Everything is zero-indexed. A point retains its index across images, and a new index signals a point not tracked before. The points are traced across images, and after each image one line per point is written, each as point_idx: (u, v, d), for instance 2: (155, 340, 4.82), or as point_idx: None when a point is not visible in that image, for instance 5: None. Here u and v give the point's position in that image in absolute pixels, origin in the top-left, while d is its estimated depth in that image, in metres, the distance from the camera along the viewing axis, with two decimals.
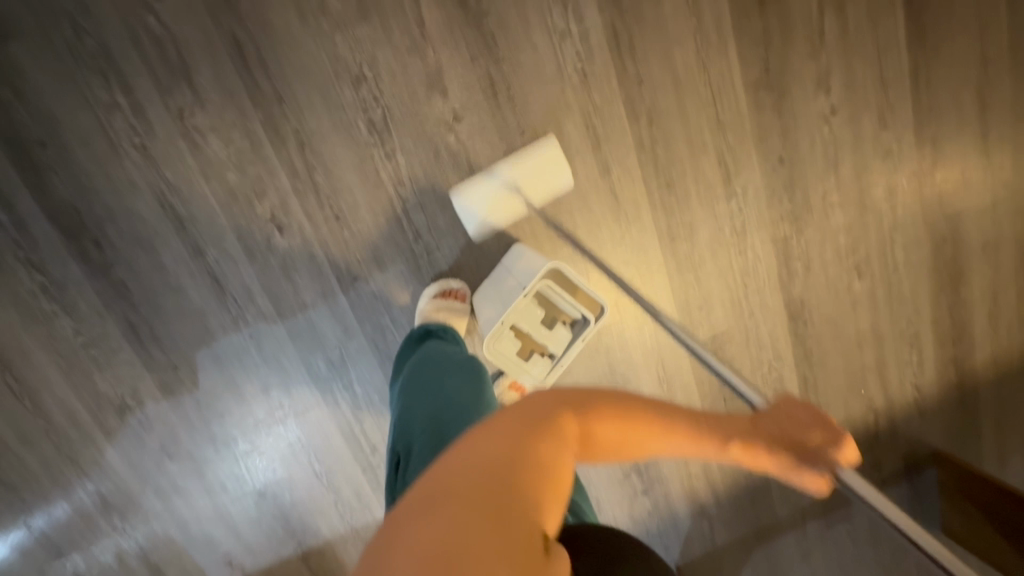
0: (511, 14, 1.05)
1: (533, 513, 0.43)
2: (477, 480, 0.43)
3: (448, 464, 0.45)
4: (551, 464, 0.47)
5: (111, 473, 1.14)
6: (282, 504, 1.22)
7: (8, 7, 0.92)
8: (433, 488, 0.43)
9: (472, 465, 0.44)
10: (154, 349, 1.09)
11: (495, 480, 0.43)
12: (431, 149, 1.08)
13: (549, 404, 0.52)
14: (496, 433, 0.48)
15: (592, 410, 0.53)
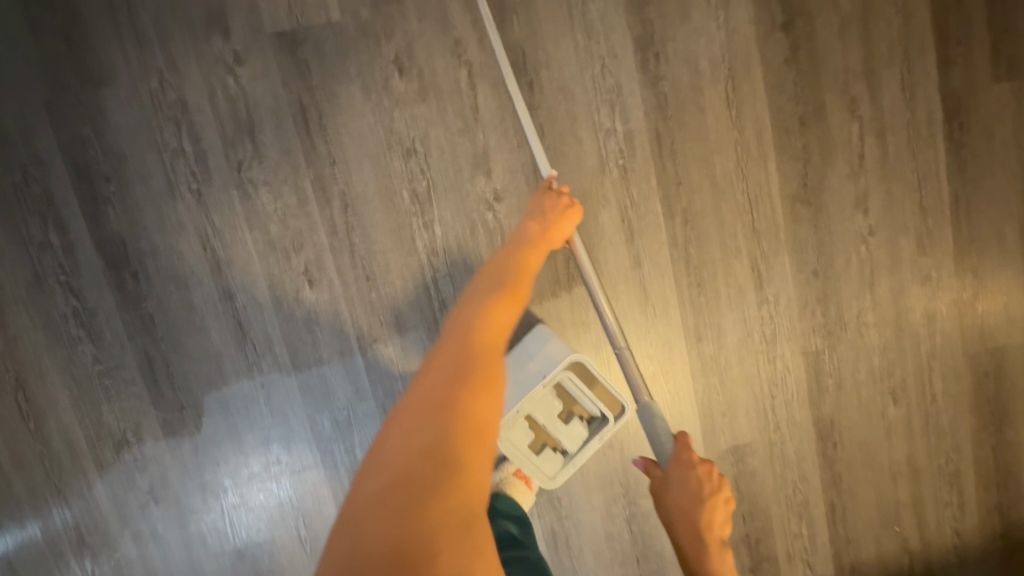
0: (561, 109, 1.11)
1: (475, 463, 0.49)
2: (421, 464, 0.48)
3: (400, 435, 0.50)
4: (480, 415, 0.51)
5: (93, 509, 1.10)
6: (259, 569, 1.14)
7: (106, 57, 1.01)
8: (392, 470, 0.48)
9: (410, 454, 0.48)
10: (165, 387, 1.08)
11: (448, 438, 0.49)
12: (468, 224, 1.11)
13: (463, 338, 0.57)
14: (430, 398, 0.52)
15: (501, 318, 0.60)
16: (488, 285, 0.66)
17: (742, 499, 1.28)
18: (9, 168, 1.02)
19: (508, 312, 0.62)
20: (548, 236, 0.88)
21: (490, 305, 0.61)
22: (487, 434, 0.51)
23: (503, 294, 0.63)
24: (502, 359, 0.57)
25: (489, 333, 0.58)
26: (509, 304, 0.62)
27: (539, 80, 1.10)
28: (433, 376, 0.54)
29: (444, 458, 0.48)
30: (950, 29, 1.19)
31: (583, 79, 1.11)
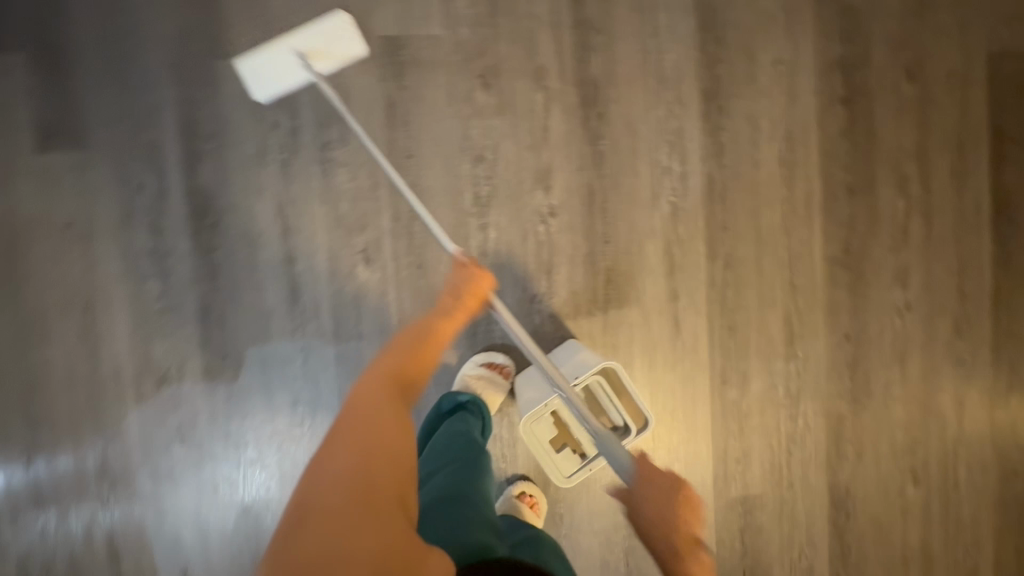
0: (624, 142, 1.19)
1: (376, 486, 0.64)
2: (331, 492, 0.63)
3: (316, 476, 0.65)
4: (377, 452, 0.67)
5: (123, 438, 1.15)
6: (261, 527, 1.17)
7: (232, 33, 1.14)
8: (311, 499, 0.63)
9: (324, 488, 0.64)
10: (214, 334, 1.15)
11: (351, 475, 0.64)
12: (520, 232, 1.18)
13: (361, 397, 0.74)
14: (337, 446, 0.68)
15: (392, 386, 0.76)
16: (385, 357, 0.80)
17: (747, 555, 1.25)
18: (126, 113, 1.13)
19: (396, 376, 0.78)
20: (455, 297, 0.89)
21: (382, 377, 0.77)
22: (385, 461, 0.67)
23: (393, 364, 0.79)
24: (392, 413, 0.72)
25: (381, 396, 0.74)
26: (397, 369, 0.78)
27: (608, 114, 1.18)
28: (335, 438, 0.69)
29: (351, 488, 0.63)
30: (1005, 128, 1.24)
31: (649, 119, 1.19)
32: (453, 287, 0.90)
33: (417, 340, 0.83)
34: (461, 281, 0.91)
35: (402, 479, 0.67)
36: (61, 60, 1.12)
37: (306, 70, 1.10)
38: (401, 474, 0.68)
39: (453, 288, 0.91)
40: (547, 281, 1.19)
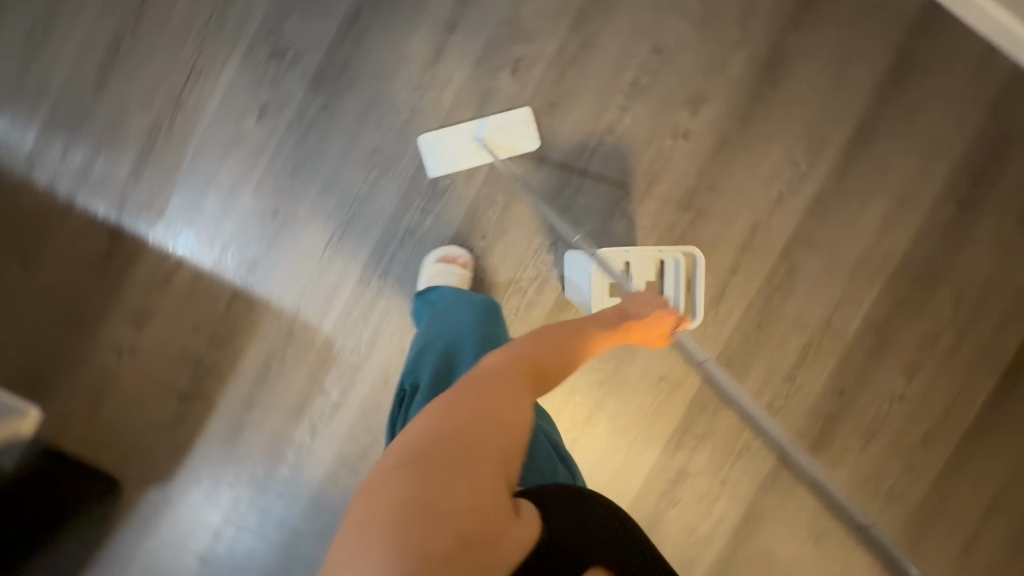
0: (776, 118, 1.25)
1: (486, 452, 0.59)
2: (439, 442, 0.58)
3: (427, 421, 0.60)
4: (498, 420, 0.61)
5: (210, 80, 1.13)
6: (278, 235, 1.17)
7: None
8: (417, 442, 0.58)
9: (433, 433, 0.58)
10: (346, 45, 1.15)
11: (466, 431, 0.59)
12: (650, 134, 1.22)
13: (491, 365, 0.68)
14: (456, 399, 0.63)
15: (528, 369, 0.69)
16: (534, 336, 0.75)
17: (652, 515, 1.34)
18: None
19: (540, 364, 0.71)
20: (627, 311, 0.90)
21: (530, 357, 0.71)
22: (497, 432, 0.61)
23: (543, 351, 0.73)
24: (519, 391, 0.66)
25: (520, 374, 0.68)
26: (542, 353, 0.73)
27: (779, 86, 1.24)
28: (457, 395, 0.63)
29: (460, 443, 0.58)
30: None
31: (807, 112, 1.26)
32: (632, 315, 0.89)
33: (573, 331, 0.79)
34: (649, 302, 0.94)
35: (506, 458, 0.61)
36: None
37: (486, 155, 1.18)
38: (507, 456, 0.61)
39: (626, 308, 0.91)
40: (644, 189, 1.24)
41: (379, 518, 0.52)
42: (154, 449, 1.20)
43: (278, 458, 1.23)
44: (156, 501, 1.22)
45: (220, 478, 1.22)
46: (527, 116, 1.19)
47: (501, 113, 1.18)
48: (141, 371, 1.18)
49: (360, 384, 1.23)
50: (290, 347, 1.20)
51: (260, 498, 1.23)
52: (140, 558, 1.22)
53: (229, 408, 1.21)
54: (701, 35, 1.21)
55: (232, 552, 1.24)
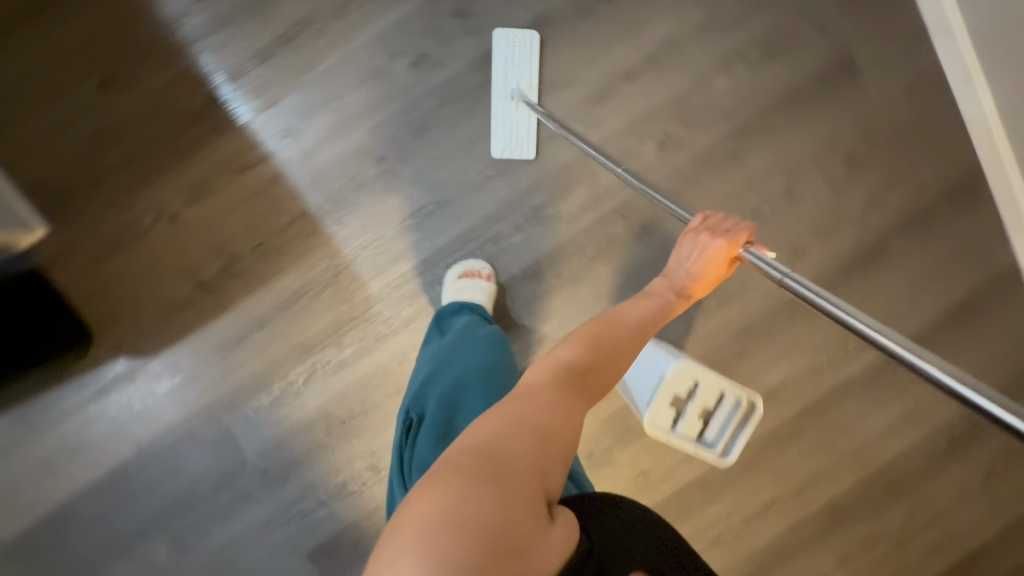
0: (855, 300, 1.30)
1: (520, 461, 0.59)
2: (474, 452, 0.58)
3: (466, 434, 0.61)
4: (531, 428, 0.62)
5: (383, 5, 1.08)
6: (372, 181, 1.13)
7: None
8: (454, 456, 0.58)
9: (470, 446, 0.59)
10: (527, 42, 1.12)
11: (501, 442, 0.60)
12: (744, 262, 1.26)
13: (529, 378, 0.70)
14: (493, 413, 0.64)
15: (567, 375, 0.70)
16: (580, 338, 0.76)
17: None
18: None
19: (584, 371, 0.72)
20: (675, 269, 0.95)
21: (575, 361, 0.72)
22: (531, 440, 0.61)
23: (588, 357, 0.73)
24: (557, 398, 0.66)
25: (561, 383, 0.69)
26: (588, 357, 0.74)
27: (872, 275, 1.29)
28: (498, 408, 0.65)
29: (497, 454, 0.58)
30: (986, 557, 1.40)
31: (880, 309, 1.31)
32: (679, 274, 0.93)
33: (624, 329, 0.80)
34: (688, 241, 0.96)
35: (542, 467, 0.61)
36: None
37: (524, 103, 1.11)
38: (543, 464, 0.61)
39: (675, 267, 0.95)
40: (712, 304, 1.28)
41: (407, 526, 0.52)
42: (145, 322, 1.13)
43: (262, 386, 1.18)
44: (120, 372, 1.14)
45: (195, 375, 1.17)
46: (517, 35, 1.11)
47: (501, 57, 1.11)
48: (172, 244, 1.11)
49: (376, 355, 1.19)
50: (328, 290, 1.16)
51: (227, 414, 1.19)
52: (77, 417, 1.15)
53: (239, 318, 1.15)
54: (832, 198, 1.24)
55: (171, 451, 1.19)
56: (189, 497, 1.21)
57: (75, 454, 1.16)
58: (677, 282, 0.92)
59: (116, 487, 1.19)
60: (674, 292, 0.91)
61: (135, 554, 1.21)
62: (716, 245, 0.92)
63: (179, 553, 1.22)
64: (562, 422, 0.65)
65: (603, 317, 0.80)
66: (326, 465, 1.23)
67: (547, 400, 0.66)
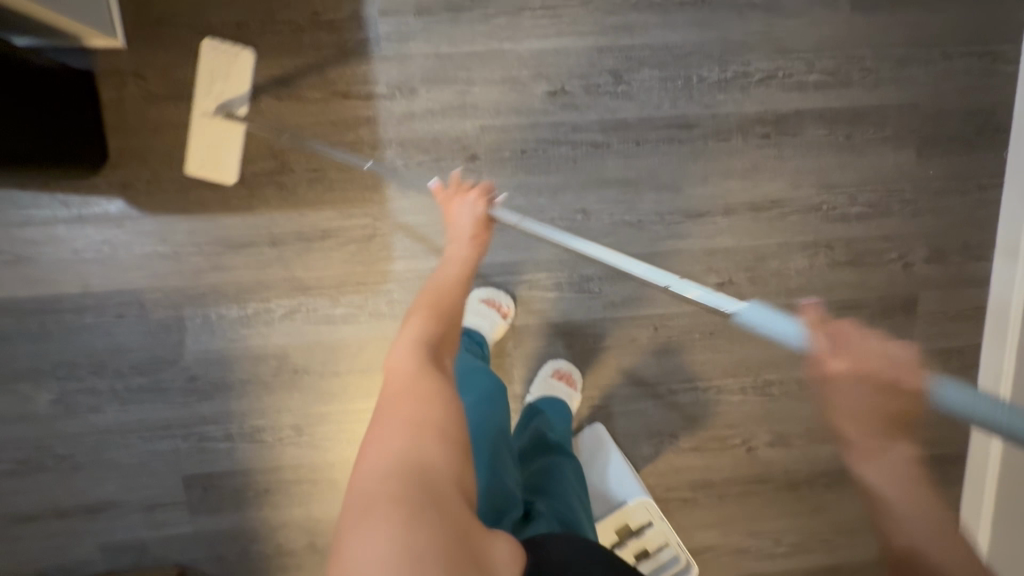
0: (804, 508, 1.31)
1: (438, 468, 0.60)
2: (390, 479, 0.58)
3: (373, 462, 0.60)
4: (428, 426, 0.63)
5: (556, 24, 1.06)
6: (453, 170, 1.09)
7: (940, 162, 1.19)
8: (372, 489, 0.58)
9: (383, 473, 0.59)
10: (657, 131, 1.12)
11: (415, 457, 0.60)
12: (732, 424, 1.26)
13: (398, 374, 0.69)
14: (387, 429, 0.63)
15: (429, 359, 0.71)
16: (418, 316, 0.77)
17: None
18: (879, 54, 1.14)
19: (437, 343, 0.74)
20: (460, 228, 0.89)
21: (426, 336, 0.74)
22: (436, 438, 0.62)
23: (435, 330, 0.75)
24: (428, 382, 0.68)
25: (425, 362, 0.70)
26: (436, 338, 0.74)
27: (833, 494, 1.31)
28: (383, 420, 0.64)
29: (413, 467, 0.59)
30: None
31: (825, 529, 1.32)
32: (476, 233, 0.89)
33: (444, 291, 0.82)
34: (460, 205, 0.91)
35: (455, 459, 0.63)
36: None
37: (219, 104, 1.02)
38: (456, 462, 0.62)
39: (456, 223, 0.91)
40: (685, 446, 1.26)
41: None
42: (164, 180, 1.05)
43: (239, 298, 1.11)
44: (109, 210, 1.06)
45: (177, 253, 1.08)
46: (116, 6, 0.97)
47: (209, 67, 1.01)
48: (233, 123, 1.05)
49: (364, 328, 1.14)
50: (354, 245, 1.10)
51: (189, 306, 1.11)
52: (40, 231, 1.06)
53: (255, 225, 1.08)
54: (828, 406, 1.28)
55: (113, 312, 1.10)
56: (103, 365, 1.12)
57: (17, 265, 1.06)
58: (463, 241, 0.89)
59: (37, 318, 1.09)
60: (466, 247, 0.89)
61: (20, 390, 1.11)
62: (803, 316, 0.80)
63: (63, 412, 1.13)
64: (451, 406, 0.67)
65: (425, 292, 0.82)
66: (255, 403, 1.16)
67: (429, 391, 0.67)
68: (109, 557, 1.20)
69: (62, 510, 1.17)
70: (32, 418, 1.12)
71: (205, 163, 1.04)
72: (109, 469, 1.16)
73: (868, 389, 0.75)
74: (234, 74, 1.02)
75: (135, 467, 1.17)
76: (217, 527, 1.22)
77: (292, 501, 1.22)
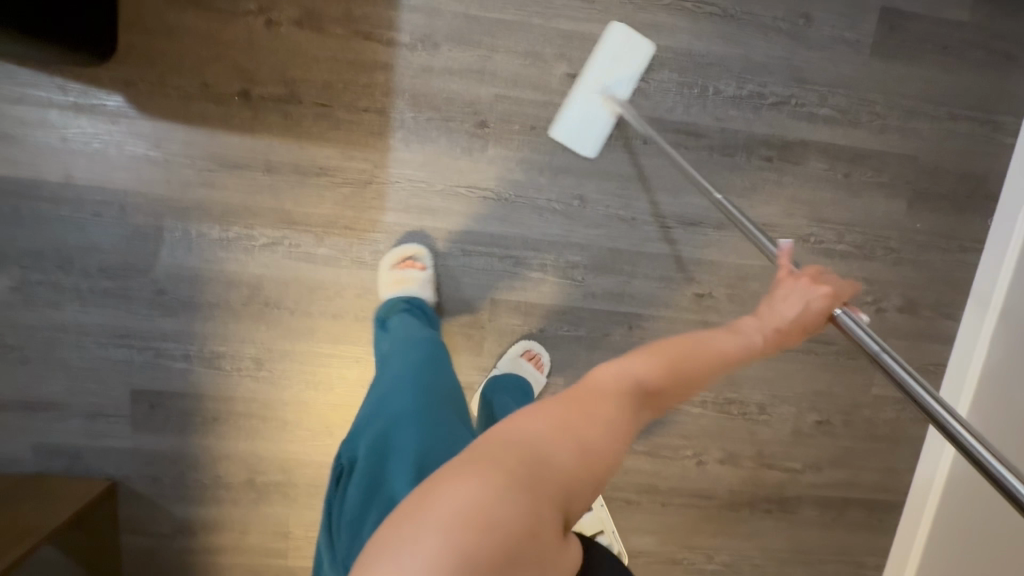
0: (741, 530, 1.33)
1: (561, 475, 0.49)
2: (518, 452, 0.48)
3: (517, 426, 0.51)
4: (589, 438, 0.51)
5: (588, 10, 1.07)
6: (461, 133, 1.09)
7: (928, 217, 1.22)
8: (495, 447, 0.48)
9: (515, 439, 0.49)
10: (668, 134, 1.12)
11: (553, 452, 0.49)
12: (687, 435, 1.28)
13: (603, 375, 0.57)
14: (549, 408, 0.53)
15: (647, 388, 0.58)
16: (663, 346, 0.63)
17: None
18: (891, 102, 1.17)
19: (665, 379, 0.59)
20: (783, 313, 0.70)
21: (658, 370, 0.59)
22: (577, 450, 0.50)
23: (668, 372, 0.60)
24: (616, 404, 0.55)
25: (636, 392, 0.57)
26: (669, 370, 0.59)
27: (771, 521, 1.33)
28: (554, 399, 0.54)
29: (542, 460, 0.48)
30: None
31: (757, 553, 1.34)
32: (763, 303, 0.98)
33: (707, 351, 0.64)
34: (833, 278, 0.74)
35: (580, 488, 0.50)
36: (955, 55, 1.16)
37: None
38: (578, 481, 0.50)
39: (774, 304, 0.71)
40: (638, 449, 1.27)
41: (424, 511, 0.43)
42: (168, 85, 1.03)
43: (222, 219, 1.09)
44: (107, 105, 1.03)
45: (168, 162, 1.06)
46: None
47: None
48: (250, 43, 1.03)
49: (343, 273, 1.13)
50: (349, 188, 1.10)
51: (170, 218, 1.08)
52: (33, 112, 1.03)
53: (252, 149, 1.07)
54: (784, 433, 1.30)
55: (90, 210, 1.07)
56: (70, 261, 1.08)
57: (4, 142, 1.03)
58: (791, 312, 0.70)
59: (11, 200, 1.05)
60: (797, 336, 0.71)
61: None
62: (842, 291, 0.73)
63: (19, 302, 1.09)
64: (618, 442, 0.53)
65: (685, 338, 0.64)
66: (219, 329, 1.14)
67: (611, 413, 0.54)
68: (39, 459, 1.17)
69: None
70: None
71: (579, 132, 1.09)
72: (57, 369, 1.13)
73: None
74: (628, 53, 1.07)
75: (84, 371, 1.13)
76: (156, 448, 1.19)
77: (239, 435, 1.20)
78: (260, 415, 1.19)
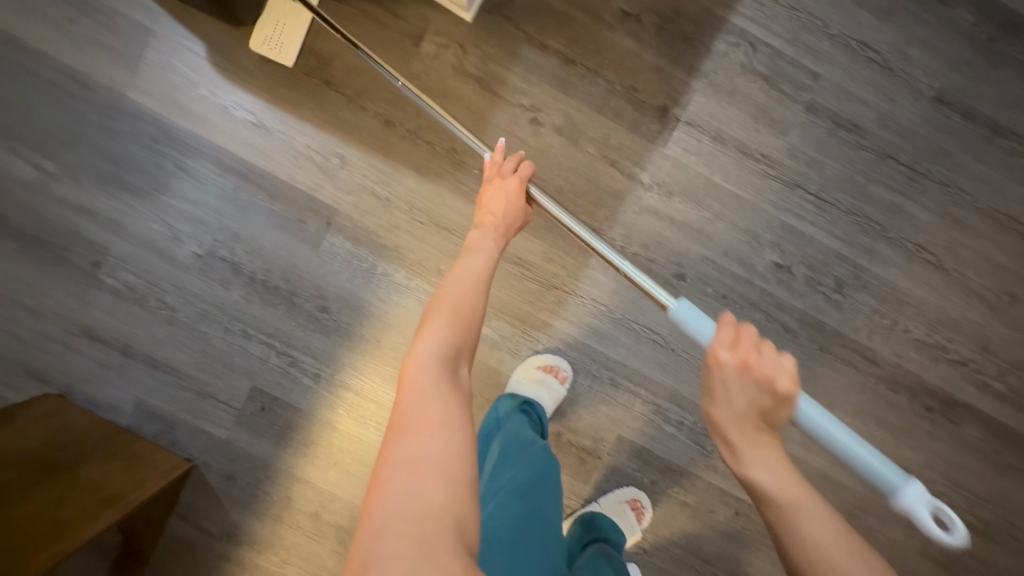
0: None
1: (438, 505, 0.49)
2: (392, 520, 0.48)
3: (379, 496, 0.50)
4: (439, 455, 0.52)
5: (817, 215, 1.11)
6: (660, 275, 1.11)
7: None
8: (373, 534, 0.48)
9: (384, 512, 0.49)
10: (846, 350, 1.13)
11: (418, 491, 0.49)
12: None
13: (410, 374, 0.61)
14: (394, 452, 0.53)
15: (446, 370, 0.62)
16: (439, 317, 0.68)
17: None
18: None
19: (460, 347, 0.66)
20: (490, 215, 0.87)
21: (446, 342, 0.64)
22: (444, 475, 0.51)
23: (453, 337, 0.66)
24: (439, 403, 0.57)
25: (445, 373, 0.61)
26: (454, 343, 0.66)
27: None
28: (391, 441, 0.55)
29: (416, 509, 0.48)
30: None
31: None
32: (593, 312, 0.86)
33: (465, 297, 0.72)
34: (493, 187, 0.91)
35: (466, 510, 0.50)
36: None
37: None
38: (466, 507, 0.50)
39: (488, 214, 0.88)
40: None
41: None
42: (422, 138, 1.10)
43: (410, 268, 1.12)
44: (361, 133, 1.10)
45: (389, 199, 1.11)
46: None
47: None
48: (509, 131, 1.09)
49: (497, 357, 1.14)
50: (535, 285, 1.13)
51: (365, 248, 1.12)
52: (296, 115, 1.09)
53: (467, 218, 1.11)
54: None
55: (298, 214, 1.11)
56: (258, 249, 1.12)
57: (253, 127, 1.09)
58: (489, 228, 0.86)
59: (234, 178, 1.10)
60: (490, 237, 0.84)
61: (177, 227, 1.11)
62: (510, 185, 0.89)
63: (196, 268, 1.12)
64: (465, 438, 0.55)
65: (444, 293, 0.72)
66: (358, 363, 1.15)
67: (445, 411, 0.56)
68: (136, 415, 1.15)
69: (130, 349, 1.14)
70: (169, 257, 1.12)
71: (270, 42, 1.07)
72: (197, 341, 1.14)
73: (748, 383, 0.63)
74: None
75: (219, 351, 1.14)
76: (243, 448, 1.16)
77: (324, 464, 1.17)
78: (356, 458, 1.17)
